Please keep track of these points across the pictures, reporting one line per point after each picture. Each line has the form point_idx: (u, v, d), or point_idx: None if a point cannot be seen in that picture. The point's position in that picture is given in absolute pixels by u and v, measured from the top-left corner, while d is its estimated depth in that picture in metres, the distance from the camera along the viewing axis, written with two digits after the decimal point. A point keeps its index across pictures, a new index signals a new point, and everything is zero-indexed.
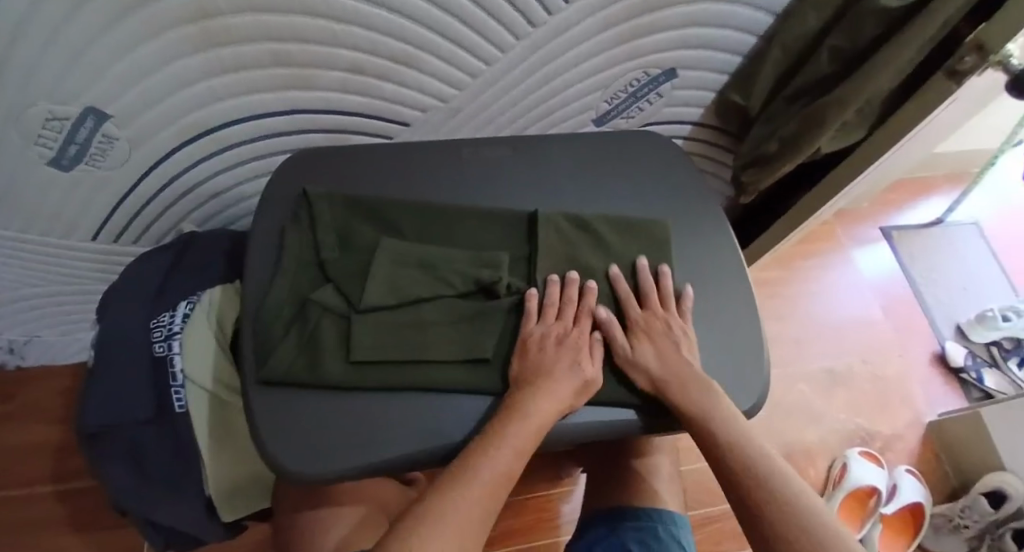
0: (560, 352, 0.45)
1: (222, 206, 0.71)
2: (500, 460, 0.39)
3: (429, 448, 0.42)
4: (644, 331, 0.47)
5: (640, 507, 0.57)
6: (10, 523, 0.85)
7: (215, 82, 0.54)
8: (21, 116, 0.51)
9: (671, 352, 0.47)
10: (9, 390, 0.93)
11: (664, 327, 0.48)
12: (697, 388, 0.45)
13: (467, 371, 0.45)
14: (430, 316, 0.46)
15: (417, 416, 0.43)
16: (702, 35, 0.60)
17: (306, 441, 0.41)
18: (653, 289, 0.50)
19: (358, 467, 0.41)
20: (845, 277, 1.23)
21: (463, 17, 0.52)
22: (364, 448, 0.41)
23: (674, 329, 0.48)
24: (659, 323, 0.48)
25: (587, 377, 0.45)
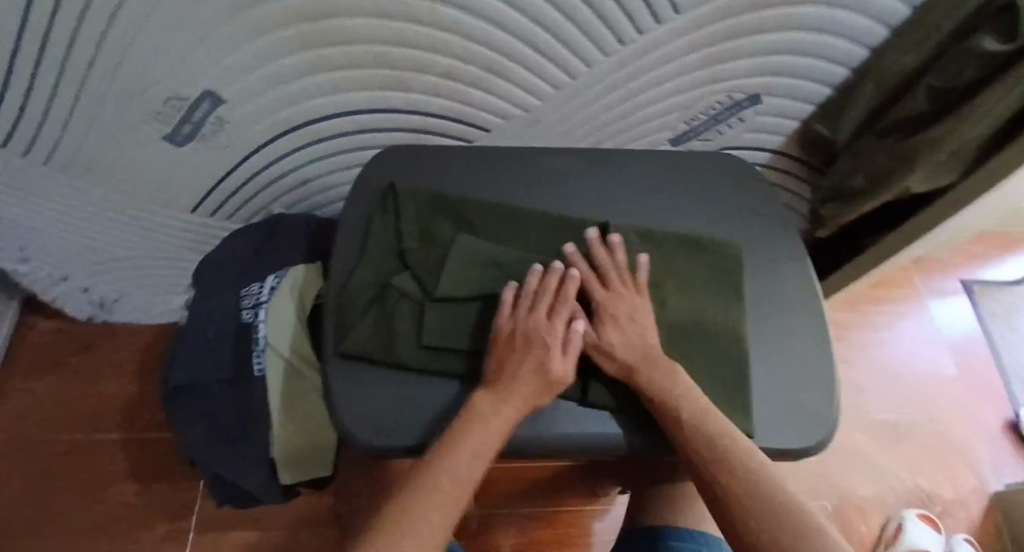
0: (526, 344, 0.43)
1: (307, 192, 0.75)
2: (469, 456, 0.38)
3: None
4: (609, 310, 0.46)
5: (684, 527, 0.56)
6: (86, 466, 0.92)
7: (318, 77, 0.57)
8: (147, 93, 0.56)
9: (638, 336, 0.45)
10: (99, 343, 1.01)
11: (627, 305, 0.46)
12: (670, 381, 0.43)
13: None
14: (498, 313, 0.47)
15: None
16: (791, 63, 0.60)
17: (375, 415, 0.44)
18: (619, 268, 0.48)
19: (420, 446, 0.43)
20: (916, 327, 1.18)
21: (555, 31, 0.53)
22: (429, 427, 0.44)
23: (637, 307, 0.46)
24: (623, 304, 0.46)
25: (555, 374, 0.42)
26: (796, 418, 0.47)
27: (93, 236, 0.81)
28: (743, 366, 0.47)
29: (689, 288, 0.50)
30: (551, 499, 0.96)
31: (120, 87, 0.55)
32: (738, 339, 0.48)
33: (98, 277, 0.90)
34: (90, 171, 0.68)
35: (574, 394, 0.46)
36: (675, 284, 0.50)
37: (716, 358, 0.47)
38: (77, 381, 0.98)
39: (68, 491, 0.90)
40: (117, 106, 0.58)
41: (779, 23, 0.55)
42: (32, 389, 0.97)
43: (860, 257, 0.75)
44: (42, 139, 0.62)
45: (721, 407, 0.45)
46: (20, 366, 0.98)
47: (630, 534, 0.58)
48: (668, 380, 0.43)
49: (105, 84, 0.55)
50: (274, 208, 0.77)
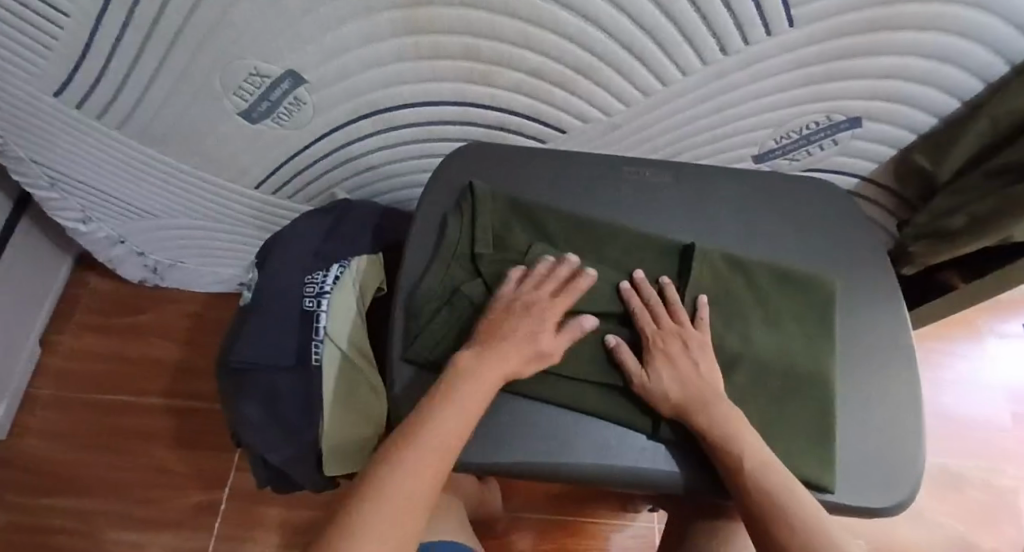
0: (522, 312, 0.44)
1: (372, 178, 0.73)
2: (435, 442, 0.37)
3: (551, 462, 0.43)
4: (663, 345, 0.44)
5: None
6: (127, 426, 0.94)
7: (402, 66, 0.56)
8: (230, 68, 0.56)
9: (692, 374, 0.43)
10: (147, 305, 1.02)
11: (680, 345, 0.44)
12: (723, 418, 0.40)
13: (598, 393, 0.44)
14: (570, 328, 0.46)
15: (544, 428, 0.44)
16: (902, 87, 0.56)
17: None
18: (675, 303, 0.46)
19: (482, 463, 0.43)
20: (976, 370, 1.12)
21: (656, 37, 0.51)
22: (493, 446, 0.43)
23: (692, 347, 0.44)
24: (676, 340, 0.44)
25: (538, 347, 0.43)
26: (877, 474, 0.44)
27: (156, 202, 0.81)
28: (829, 411, 0.44)
29: (773, 321, 0.47)
30: (576, 508, 0.94)
31: (205, 57, 0.54)
32: (825, 383, 0.45)
33: (155, 242, 0.91)
34: (163, 139, 0.68)
35: (646, 426, 0.43)
36: (759, 317, 0.47)
37: (800, 401, 0.45)
38: (124, 340, 1.00)
39: (110, 448, 0.92)
40: (200, 76, 0.57)
41: (900, 46, 0.51)
42: (85, 344, 0.99)
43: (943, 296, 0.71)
44: (122, 102, 0.62)
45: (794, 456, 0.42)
46: (74, 320, 1.01)
47: None
48: (721, 417, 0.40)
49: (192, 53, 0.54)
50: (338, 192, 0.76)
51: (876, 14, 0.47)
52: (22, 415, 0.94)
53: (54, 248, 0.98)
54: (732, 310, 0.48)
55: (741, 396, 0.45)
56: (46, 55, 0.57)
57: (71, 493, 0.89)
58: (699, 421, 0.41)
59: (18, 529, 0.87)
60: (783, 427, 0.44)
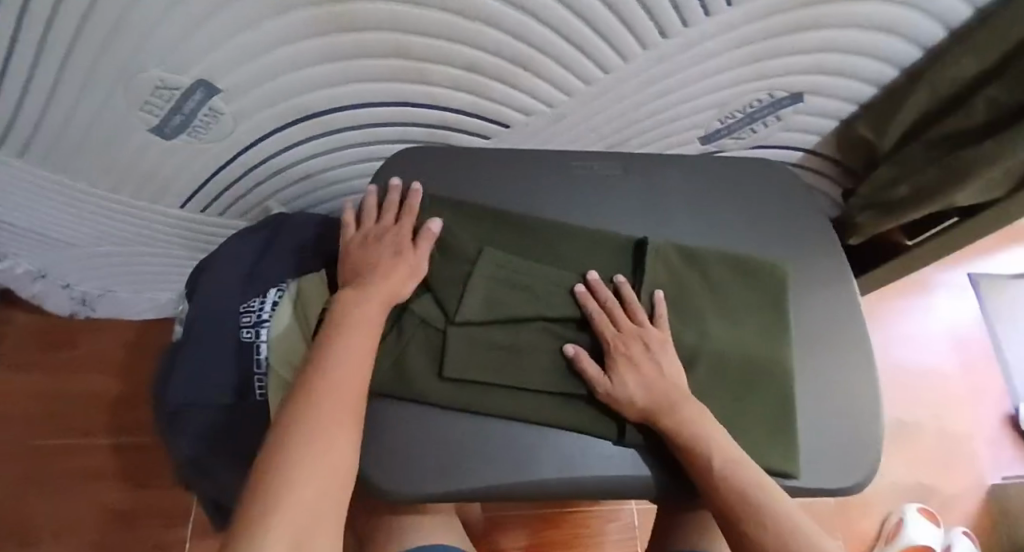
0: (374, 244, 0.46)
1: (308, 188, 0.69)
2: (347, 376, 0.36)
3: (517, 481, 0.40)
4: (626, 349, 0.42)
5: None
6: (67, 468, 0.88)
7: (326, 69, 0.52)
8: (132, 81, 0.51)
9: (653, 374, 0.42)
10: (78, 338, 0.96)
11: (642, 348, 0.43)
12: (690, 419, 0.39)
13: (559, 402, 0.43)
14: (529, 340, 0.44)
15: (509, 446, 0.41)
16: (842, 61, 0.55)
17: (400, 458, 0.40)
18: (632, 302, 0.45)
19: (439, 491, 0.39)
20: (925, 325, 1.16)
21: (593, 23, 0.48)
22: (456, 471, 0.40)
23: (653, 347, 0.43)
24: (636, 341, 0.43)
25: (407, 264, 0.44)
26: (838, 456, 0.44)
27: (74, 231, 0.75)
28: (785, 399, 0.44)
29: (726, 312, 0.47)
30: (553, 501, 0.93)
31: (104, 72, 0.49)
32: (785, 368, 0.45)
33: (79, 271, 0.85)
34: (69, 162, 0.62)
35: (611, 434, 0.42)
36: (711, 308, 0.47)
37: (759, 390, 0.44)
38: (57, 378, 0.93)
39: (51, 494, 0.86)
40: (101, 93, 0.52)
41: (839, 18, 0.50)
42: (12, 386, 0.92)
43: (891, 261, 0.72)
44: (15, 127, 0.56)
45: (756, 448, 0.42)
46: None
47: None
48: (689, 419, 0.39)
49: (87, 68, 0.49)
50: (272, 204, 0.71)
51: None
52: None
53: None
54: (686, 302, 0.46)
55: (702, 393, 0.44)
56: None
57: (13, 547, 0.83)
58: (666, 426, 0.39)
59: None
60: (742, 421, 0.43)
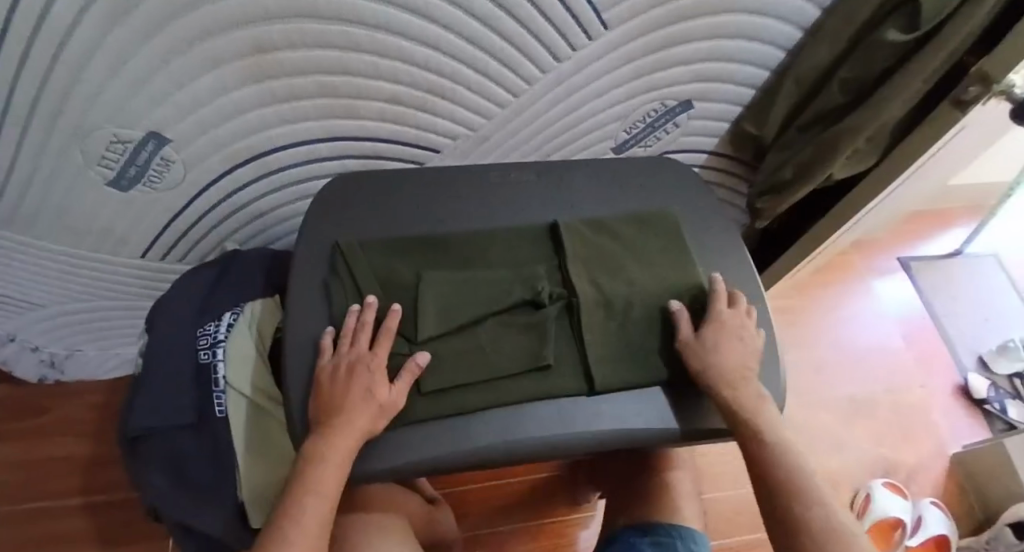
0: (349, 373, 0.46)
1: (261, 225, 0.74)
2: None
3: (486, 449, 0.45)
4: (729, 331, 0.50)
5: (658, 523, 0.57)
6: (42, 534, 0.88)
7: (264, 112, 0.58)
8: (88, 138, 0.56)
9: (730, 358, 0.49)
10: (47, 403, 0.97)
11: (733, 331, 0.50)
12: (748, 393, 0.48)
13: (515, 385, 0.48)
14: (481, 338, 0.50)
15: (493, 424, 0.46)
16: (718, 67, 0.64)
17: (396, 455, 0.45)
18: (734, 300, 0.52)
19: (411, 462, 0.45)
20: (866, 308, 1.23)
21: (493, 52, 0.56)
22: (444, 443, 0.45)
23: (742, 335, 0.50)
24: (732, 326, 0.50)
25: (380, 405, 0.44)
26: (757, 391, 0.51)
27: (40, 291, 0.78)
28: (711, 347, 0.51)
29: (642, 260, 0.55)
30: (531, 511, 0.96)
31: (61, 133, 0.55)
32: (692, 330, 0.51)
33: (44, 332, 0.87)
34: (30, 223, 0.66)
35: (584, 388, 0.48)
36: (631, 262, 0.55)
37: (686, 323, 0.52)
38: (27, 445, 0.94)
39: None
40: (58, 153, 0.57)
41: (707, 31, 0.59)
42: None
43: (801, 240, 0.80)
44: None
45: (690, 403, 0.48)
46: None
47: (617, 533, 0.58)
48: (747, 395, 0.47)
49: (46, 131, 0.54)
50: (229, 244, 0.76)
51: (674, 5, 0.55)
52: None
53: None
54: (611, 263, 0.54)
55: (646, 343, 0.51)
56: None
57: None
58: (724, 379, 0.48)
59: None
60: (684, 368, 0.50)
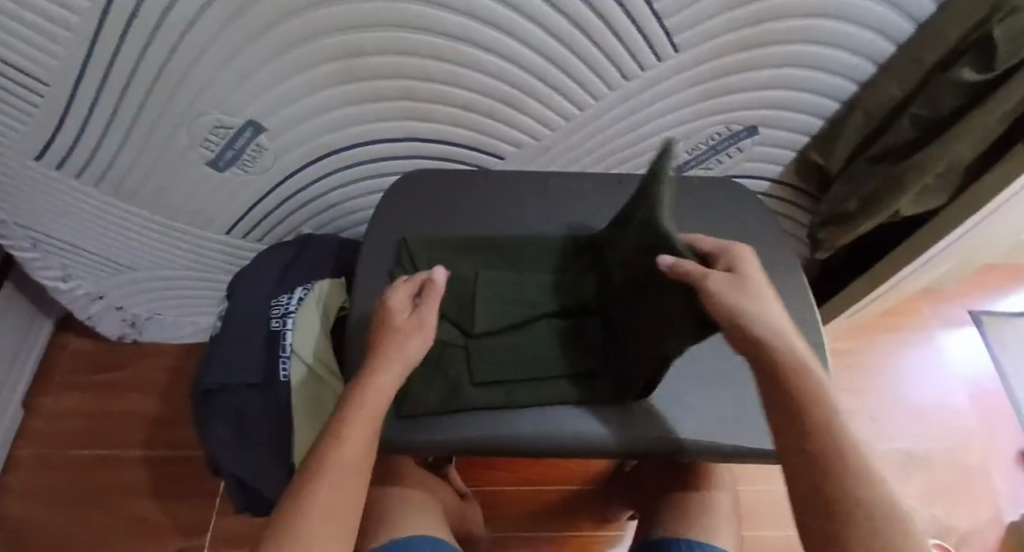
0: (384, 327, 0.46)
1: (334, 215, 0.80)
2: (339, 481, 0.37)
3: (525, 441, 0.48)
4: (758, 285, 0.41)
5: (687, 538, 0.58)
6: (107, 481, 0.95)
7: (350, 110, 0.63)
8: (196, 121, 0.62)
9: (778, 315, 0.40)
10: (126, 361, 1.06)
11: (756, 283, 0.41)
12: (800, 348, 0.39)
13: (549, 388, 0.50)
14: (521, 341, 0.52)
15: (531, 421, 0.49)
16: (785, 96, 0.65)
17: (436, 438, 0.48)
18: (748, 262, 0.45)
19: (449, 443, 0.48)
20: (928, 359, 1.18)
21: (565, 68, 0.59)
22: (482, 433, 0.48)
23: (765, 290, 0.42)
24: (750, 278, 0.42)
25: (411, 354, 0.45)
26: None
27: (133, 255, 0.86)
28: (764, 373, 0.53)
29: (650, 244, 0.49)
30: (560, 522, 0.97)
31: (173, 114, 0.61)
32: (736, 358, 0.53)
33: (132, 295, 0.96)
34: (135, 192, 0.74)
35: (621, 395, 0.49)
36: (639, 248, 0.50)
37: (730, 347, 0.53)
38: (105, 397, 1.02)
39: (89, 503, 0.93)
40: (168, 132, 0.64)
41: (776, 60, 0.60)
42: (64, 404, 1.01)
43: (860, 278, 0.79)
44: (98, 160, 0.68)
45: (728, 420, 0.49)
46: (55, 379, 1.04)
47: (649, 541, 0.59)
48: (798, 348, 0.39)
49: (159, 111, 0.61)
50: (303, 229, 0.82)
51: (743, 33, 0.56)
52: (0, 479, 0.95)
53: (33, 310, 1.02)
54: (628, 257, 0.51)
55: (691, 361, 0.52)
56: (26, 122, 0.64)
57: None
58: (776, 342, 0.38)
59: None
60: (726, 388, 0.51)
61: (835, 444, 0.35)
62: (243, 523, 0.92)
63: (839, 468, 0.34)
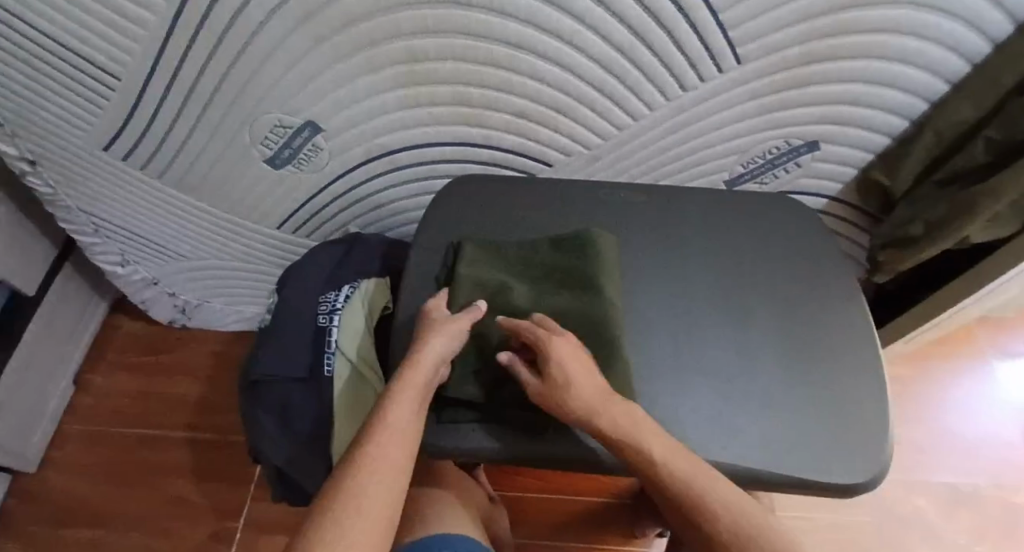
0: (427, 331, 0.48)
1: (381, 215, 0.81)
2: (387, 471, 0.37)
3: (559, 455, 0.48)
4: (563, 359, 0.44)
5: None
6: (151, 460, 0.99)
7: (405, 114, 0.64)
8: (257, 120, 0.64)
9: (591, 380, 0.44)
10: (173, 345, 1.09)
11: (563, 356, 0.45)
12: (624, 412, 0.43)
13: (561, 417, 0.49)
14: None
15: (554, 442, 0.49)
16: (849, 112, 0.62)
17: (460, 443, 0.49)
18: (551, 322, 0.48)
19: (473, 450, 0.49)
20: (979, 391, 1.10)
21: (622, 77, 0.58)
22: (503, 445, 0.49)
23: (573, 360, 0.45)
24: (562, 351, 0.45)
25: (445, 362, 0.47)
26: (851, 453, 0.49)
27: (187, 245, 0.89)
28: (815, 400, 0.51)
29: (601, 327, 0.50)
30: (586, 533, 0.95)
31: (236, 112, 0.63)
32: (783, 384, 0.52)
33: (184, 283, 0.99)
34: (194, 185, 0.76)
35: None
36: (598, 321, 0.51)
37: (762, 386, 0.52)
38: (153, 380, 1.06)
39: (133, 480, 0.97)
40: (229, 128, 0.66)
41: (843, 75, 0.58)
42: (114, 384, 1.05)
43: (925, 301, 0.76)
44: (162, 152, 0.71)
45: (773, 450, 0.49)
46: (107, 359, 1.08)
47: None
48: (623, 415, 0.42)
49: (222, 108, 0.62)
50: (350, 228, 0.83)
51: (810, 47, 0.54)
52: (53, 452, 1.00)
53: (92, 292, 1.06)
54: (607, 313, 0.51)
55: (739, 386, 0.52)
56: (98, 114, 0.67)
57: (94, 526, 0.93)
58: (591, 416, 0.43)
59: None
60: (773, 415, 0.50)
61: (685, 488, 0.39)
62: (276, 510, 0.94)
63: (693, 505, 0.38)
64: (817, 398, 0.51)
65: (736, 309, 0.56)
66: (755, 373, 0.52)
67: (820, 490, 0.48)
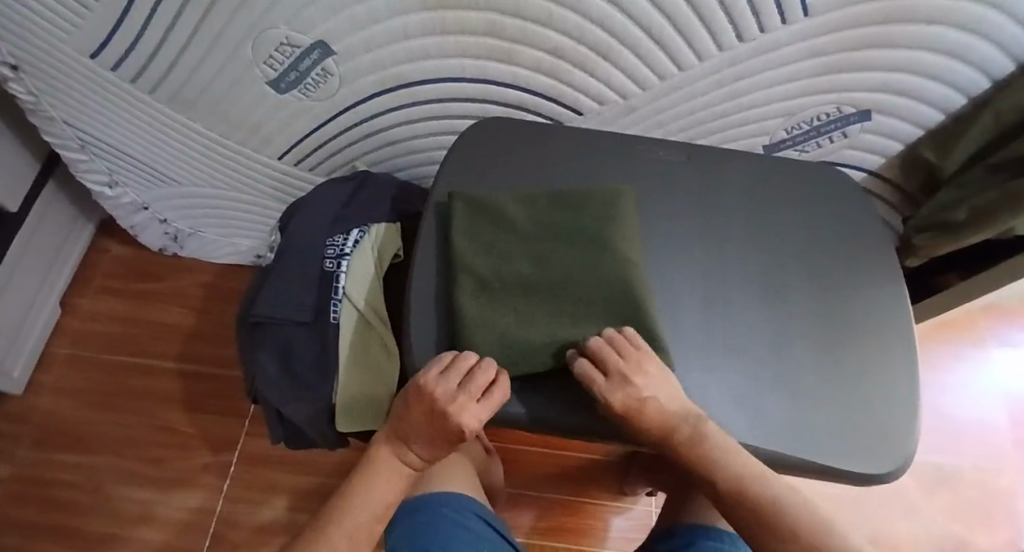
0: (437, 414, 0.44)
1: (392, 153, 0.75)
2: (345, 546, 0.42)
3: (581, 424, 0.46)
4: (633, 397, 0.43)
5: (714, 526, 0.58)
6: (138, 388, 0.96)
7: (429, 42, 0.58)
8: (264, 35, 0.58)
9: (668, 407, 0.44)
10: (162, 273, 1.05)
11: (636, 392, 0.43)
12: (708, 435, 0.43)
13: None
14: (531, 300, 0.47)
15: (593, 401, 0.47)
16: (910, 81, 0.58)
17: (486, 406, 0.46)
18: (606, 355, 0.43)
19: (502, 415, 0.46)
20: (971, 375, 1.05)
21: (674, 20, 0.52)
22: (531, 411, 0.46)
23: (644, 388, 0.44)
24: (631, 391, 0.43)
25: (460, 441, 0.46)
26: (877, 442, 0.47)
27: (182, 170, 0.84)
28: (843, 387, 0.49)
29: (613, 267, 0.49)
30: (573, 487, 0.94)
31: (240, 24, 0.57)
32: (815, 366, 0.49)
33: (176, 211, 0.94)
34: (191, 103, 0.70)
35: (666, 363, 0.46)
36: (608, 262, 0.49)
37: (793, 372, 0.49)
38: (139, 308, 1.02)
39: (122, 408, 0.94)
40: (232, 41, 0.59)
41: (914, 38, 0.53)
42: (100, 308, 1.02)
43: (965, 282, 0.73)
44: (156, 63, 0.64)
45: (802, 434, 0.46)
46: (93, 283, 1.03)
47: (685, 524, 0.60)
48: (704, 441, 0.43)
49: (224, 17, 0.56)
50: (358, 164, 0.78)
51: (886, 5, 0.49)
52: (37, 373, 0.96)
53: (76, 213, 1.01)
54: (618, 253, 0.49)
55: (770, 365, 0.49)
56: (85, 15, 0.60)
57: (82, 451, 0.91)
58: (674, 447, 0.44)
59: (26, 482, 0.89)
60: (806, 400, 0.48)
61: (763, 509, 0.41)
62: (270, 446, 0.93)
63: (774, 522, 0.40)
64: (846, 384, 0.49)
65: (769, 285, 0.53)
66: (788, 352, 0.50)
67: (841, 479, 0.47)
